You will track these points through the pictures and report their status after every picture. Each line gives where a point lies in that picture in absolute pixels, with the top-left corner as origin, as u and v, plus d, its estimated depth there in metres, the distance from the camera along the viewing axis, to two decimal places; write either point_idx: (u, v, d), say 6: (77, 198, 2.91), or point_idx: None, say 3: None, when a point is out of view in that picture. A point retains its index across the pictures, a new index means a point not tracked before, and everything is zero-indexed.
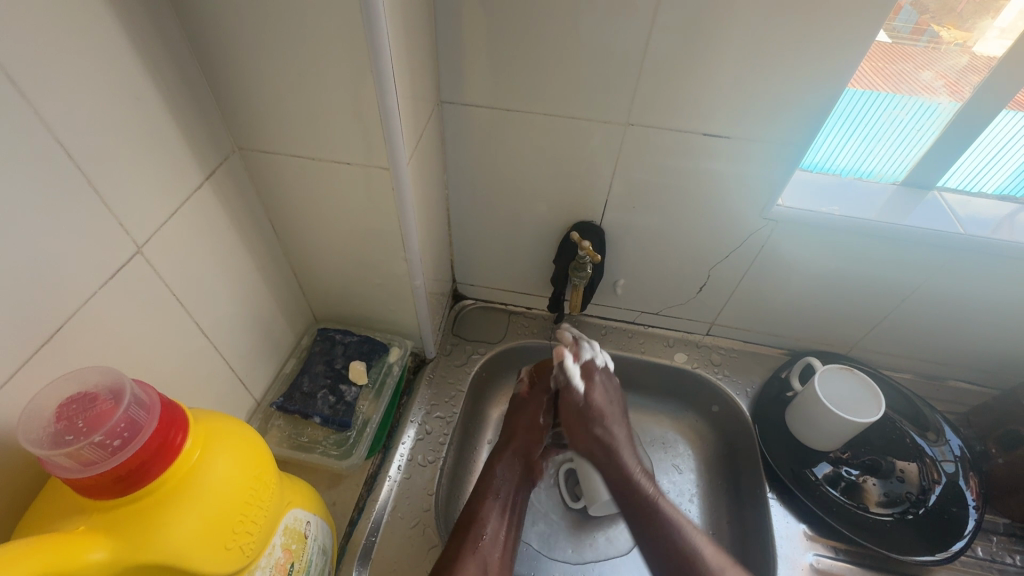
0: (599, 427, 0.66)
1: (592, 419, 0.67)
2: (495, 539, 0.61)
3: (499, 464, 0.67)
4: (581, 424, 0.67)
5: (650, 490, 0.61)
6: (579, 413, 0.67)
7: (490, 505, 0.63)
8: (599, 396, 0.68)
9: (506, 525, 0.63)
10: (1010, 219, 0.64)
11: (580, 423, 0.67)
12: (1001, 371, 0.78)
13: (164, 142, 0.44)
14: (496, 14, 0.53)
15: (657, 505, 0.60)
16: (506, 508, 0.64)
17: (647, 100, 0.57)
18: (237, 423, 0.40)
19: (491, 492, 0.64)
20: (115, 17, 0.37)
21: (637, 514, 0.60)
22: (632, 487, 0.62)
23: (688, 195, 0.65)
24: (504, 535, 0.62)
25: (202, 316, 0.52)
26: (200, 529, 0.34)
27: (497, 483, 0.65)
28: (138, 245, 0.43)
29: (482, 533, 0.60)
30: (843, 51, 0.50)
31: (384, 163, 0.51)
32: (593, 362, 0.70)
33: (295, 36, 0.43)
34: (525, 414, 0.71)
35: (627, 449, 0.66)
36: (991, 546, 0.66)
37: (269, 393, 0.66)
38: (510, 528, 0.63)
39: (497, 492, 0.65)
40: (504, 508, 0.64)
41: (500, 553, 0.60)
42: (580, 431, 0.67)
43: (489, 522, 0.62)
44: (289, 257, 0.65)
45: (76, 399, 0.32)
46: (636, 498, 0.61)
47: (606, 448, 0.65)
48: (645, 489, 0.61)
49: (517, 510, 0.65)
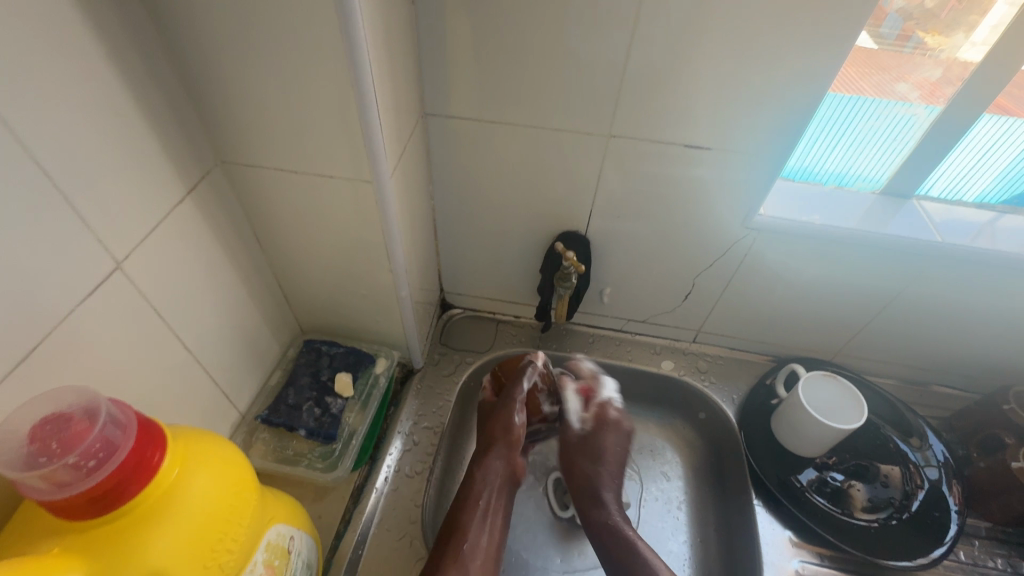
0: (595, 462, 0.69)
1: (588, 457, 0.69)
2: (477, 545, 0.59)
3: (482, 465, 0.66)
4: (578, 463, 0.70)
5: (628, 534, 0.62)
6: (575, 446, 0.70)
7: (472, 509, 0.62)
8: (604, 440, 0.70)
9: (488, 528, 0.61)
10: (988, 227, 0.65)
11: (575, 461, 0.70)
12: (983, 376, 0.79)
13: (145, 157, 0.44)
14: (478, 28, 0.53)
15: (633, 549, 0.61)
16: (489, 513, 0.63)
17: (629, 112, 0.57)
18: (217, 439, 0.40)
19: (473, 498, 0.63)
20: (93, 34, 0.37)
21: (611, 559, 0.62)
22: (610, 532, 0.63)
23: (671, 205, 0.66)
24: (488, 537, 0.61)
25: (184, 330, 0.52)
26: (179, 548, 0.34)
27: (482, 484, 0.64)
28: (118, 262, 0.43)
29: (465, 540, 0.59)
30: (819, 64, 0.51)
31: (367, 176, 0.51)
32: (608, 401, 0.73)
33: (276, 51, 0.43)
34: (503, 413, 0.69)
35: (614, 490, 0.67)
36: (974, 550, 0.67)
37: (255, 406, 0.66)
38: (493, 530, 0.62)
39: (478, 498, 0.63)
40: (486, 511, 0.62)
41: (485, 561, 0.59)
42: (576, 468, 0.69)
43: (472, 528, 0.60)
44: (274, 269, 0.65)
45: (50, 420, 0.32)
46: (612, 544, 0.62)
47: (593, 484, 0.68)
48: (622, 535, 0.62)
49: (499, 509, 0.64)
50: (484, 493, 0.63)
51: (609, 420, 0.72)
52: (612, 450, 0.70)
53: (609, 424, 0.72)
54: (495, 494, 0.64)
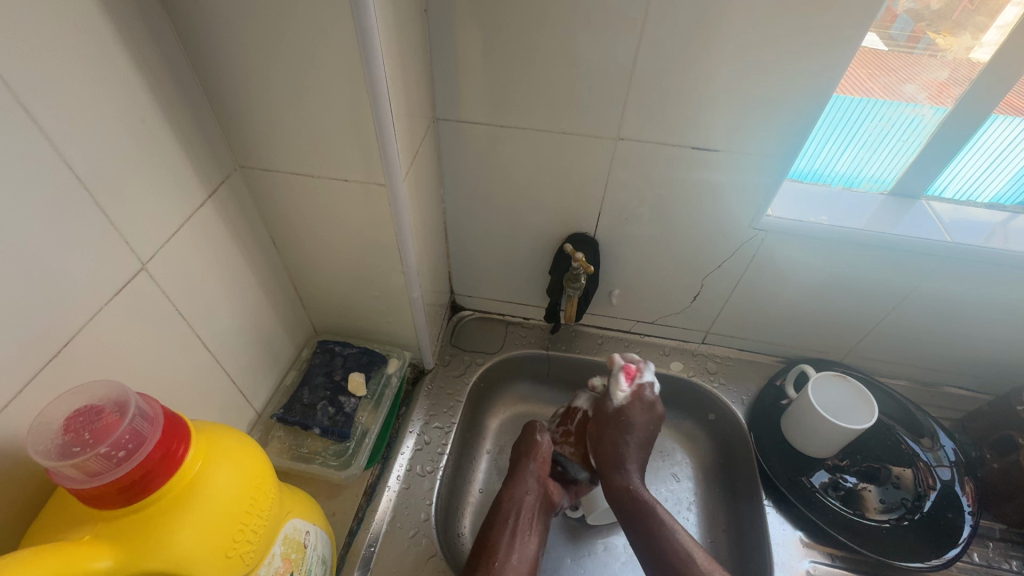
0: (621, 437, 0.67)
1: (615, 431, 0.67)
2: (506, 563, 0.59)
3: (513, 487, 0.66)
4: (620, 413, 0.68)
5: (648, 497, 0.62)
6: (608, 421, 0.68)
7: (509, 536, 0.62)
8: (634, 415, 0.68)
9: (525, 545, 0.62)
10: (1001, 227, 0.64)
11: (601, 432, 0.68)
12: (995, 376, 0.78)
13: (168, 161, 0.46)
14: (489, 35, 0.55)
15: (650, 514, 0.60)
16: (527, 538, 0.62)
17: (637, 115, 0.58)
18: (238, 435, 0.41)
19: (501, 516, 0.63)
20: (120, 43, 0.39)
21: (629, 522, 0.61)
22: (627, 496, 0.62)
23: (679, 206, 0.66)
24: (526, 559, 0.61)
25: (204, 329, 0.53)
26: (203, 537, 0.36)
27: (518, 498, 0.65)
28: (142, 262, 0.44)
29: (495, 556, 0.60)
30: (825, 64, 0.51)
31: (380, 179, 0.52)
32: (648, 387, 0.71)
33: (293, 60, 0.44)
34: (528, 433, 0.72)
35: (637, 467, 0.66)
36: (988, 552, 0.67)
37: (270, 405, 0.67)
38: (528, 547, 0.62)
39: (507, 515, 0.64)
40: (521, 530, 0.62)
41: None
42: (603, 441, 0.68)
43: (500, 546, 0.61)
44: (289, 271, 0.66)
45: (82, 412, 0.34)
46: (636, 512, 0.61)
47: (614, 460, 0.66)
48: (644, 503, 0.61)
49: (538, 527, 0.64)
50: (519, 508, 0.64)
51: (645, 393, 0.70)
52: (640, 428, 0.68)
53: (643, 403, 0.69)
54: (525, 514, 0.64)
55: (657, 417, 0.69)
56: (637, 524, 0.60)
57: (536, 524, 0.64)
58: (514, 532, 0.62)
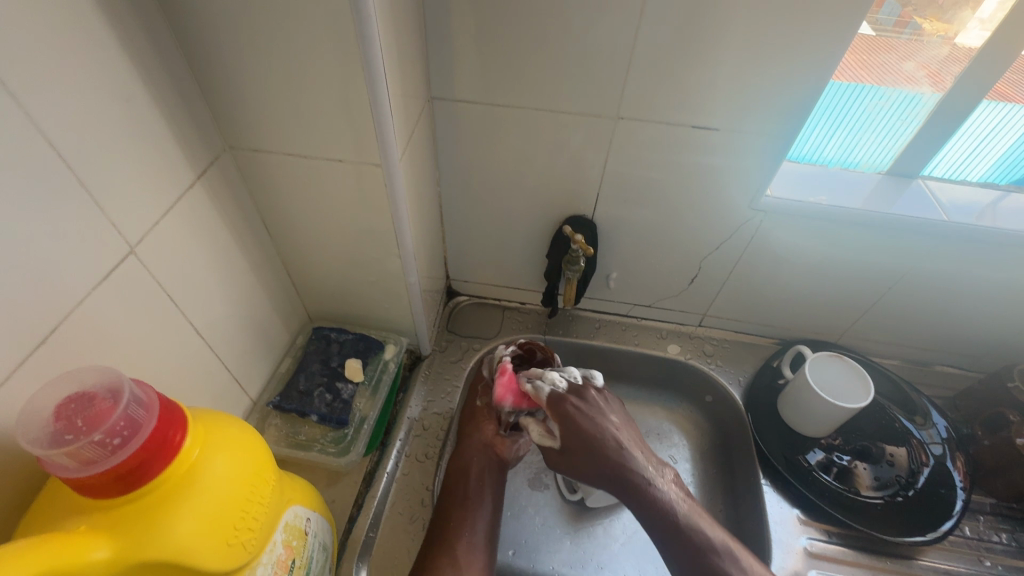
0: (604, 454, 0.62)
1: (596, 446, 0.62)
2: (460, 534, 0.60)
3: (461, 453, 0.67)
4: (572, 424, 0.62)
5: (673, 503, 0.59)
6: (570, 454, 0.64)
7: (467, 510, 0.62)
8: (586, 426, 0.63)
9: (478, 516, 0.62)
10: (992, 206, 0.65)
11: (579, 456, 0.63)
12: (985, 355, 0.79)
13: (155, 141, 0.44)
14: (486, 12, 0.53)
15: (686, 526, 0.57)
16: (482, 506, 0.63)
17: (638, 96, 0.57)
18: (235, 421, 0.41)
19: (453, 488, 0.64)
20: (104, 15, 0.37)
21: (669, 536, 0.57)
22: (655, 506, 0.59)
23: (679, 187, 0.65)
24: (481, 525, 0.61)
25: (197, 315, 0.52)
26: (201, 526, 0.35)
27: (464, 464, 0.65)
28: (131, 246, 0.43)
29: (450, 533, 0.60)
30: (828, 43, 0.51)
31: (375, 160, 0.51)
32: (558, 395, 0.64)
33: (283, 34, 0.43)
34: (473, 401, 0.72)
35: (642, 458, 0.62)
36: (979, 525, 0.68)
37: (266, 392, 0.66)
38: (480, 517, 0.62)
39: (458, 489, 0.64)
40: (472, 498, 0.63)
41: (482, 559, 0.59)
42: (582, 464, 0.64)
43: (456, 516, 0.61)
44: (282, 257, 0.65)
45: (73, 399, 0.33)
46: (668, 528, 0.57)
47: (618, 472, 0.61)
48: (672, 515, 0.58)
49: (490, 492, 0.64)
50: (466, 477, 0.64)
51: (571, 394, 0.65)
52: (609, 436, 0.63)
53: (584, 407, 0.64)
54: (473, 481, 0.64)
55: (598, 401, 0.66)
56: (673, 537, 0.57)
57: (487, 488, 0.64)
58: (469, 499, 0.63)
